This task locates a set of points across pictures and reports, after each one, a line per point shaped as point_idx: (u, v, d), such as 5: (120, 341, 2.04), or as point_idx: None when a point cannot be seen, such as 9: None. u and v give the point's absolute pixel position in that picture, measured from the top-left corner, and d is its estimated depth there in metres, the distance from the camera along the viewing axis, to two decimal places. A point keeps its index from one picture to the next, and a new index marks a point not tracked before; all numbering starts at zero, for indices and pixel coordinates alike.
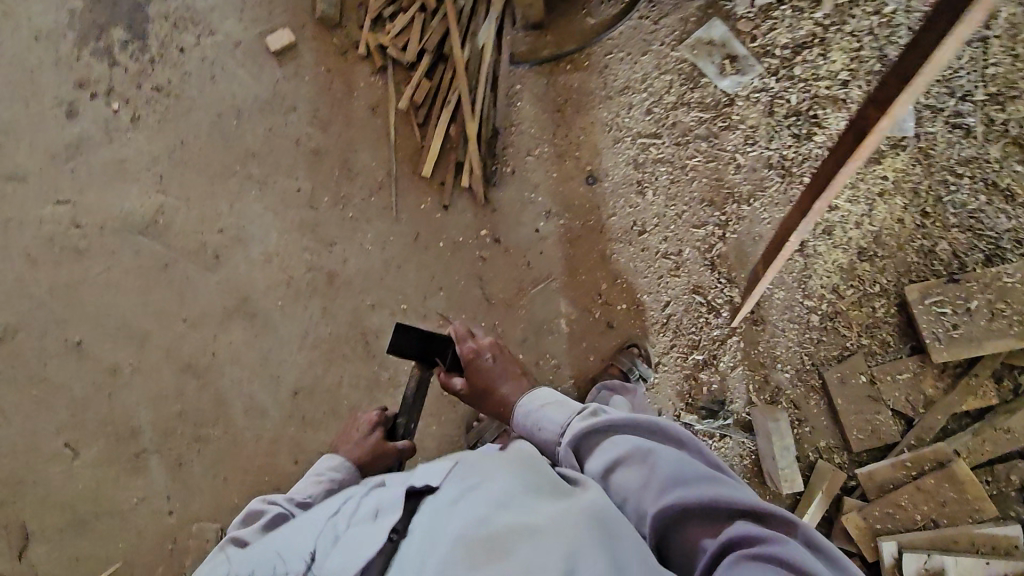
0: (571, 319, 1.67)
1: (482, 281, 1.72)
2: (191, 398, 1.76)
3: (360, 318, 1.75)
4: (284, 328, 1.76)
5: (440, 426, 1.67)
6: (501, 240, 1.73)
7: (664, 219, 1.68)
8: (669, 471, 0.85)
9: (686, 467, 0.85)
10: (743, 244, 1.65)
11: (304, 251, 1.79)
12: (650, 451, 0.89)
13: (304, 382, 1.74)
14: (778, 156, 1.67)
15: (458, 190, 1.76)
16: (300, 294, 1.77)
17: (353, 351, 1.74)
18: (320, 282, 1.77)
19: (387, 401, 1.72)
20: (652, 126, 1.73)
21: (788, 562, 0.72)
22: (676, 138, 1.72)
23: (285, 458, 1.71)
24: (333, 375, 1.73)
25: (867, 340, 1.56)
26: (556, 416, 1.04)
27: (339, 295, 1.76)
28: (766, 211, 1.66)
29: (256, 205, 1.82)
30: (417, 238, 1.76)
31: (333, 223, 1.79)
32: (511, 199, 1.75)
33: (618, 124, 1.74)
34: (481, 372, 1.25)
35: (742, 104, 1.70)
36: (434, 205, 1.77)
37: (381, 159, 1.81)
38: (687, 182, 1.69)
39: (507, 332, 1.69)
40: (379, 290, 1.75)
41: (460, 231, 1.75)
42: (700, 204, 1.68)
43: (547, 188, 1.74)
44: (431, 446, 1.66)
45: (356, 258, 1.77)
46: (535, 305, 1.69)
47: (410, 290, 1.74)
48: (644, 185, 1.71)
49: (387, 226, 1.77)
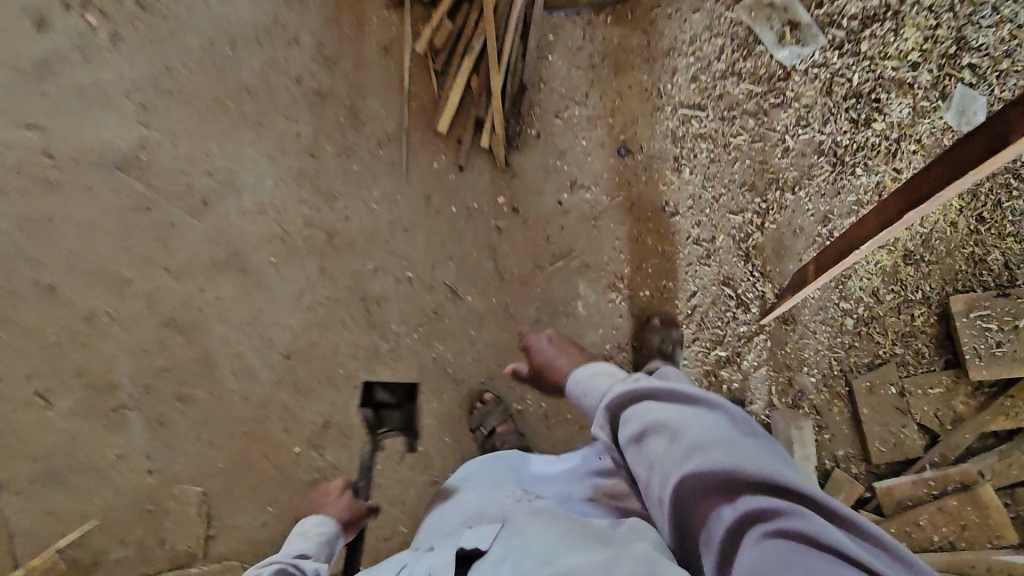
0: (589, 302, 1.56)
1: (496, 253, 1.58)
2: (173, 354, 1.63)
3: (361, 283, 1.61)
4: (278, 288, 1.62)
5: (441, 404, 1.58)
6: (519, 210, 1.59)
7: (699, 202, 1.54)
8: (698, 431, 0.75)
9: (723, 430, 0.75)
10: (782, 236, 1.52)
11: (302, 204, 1.62)
12: (687, 413, 0.79)
13: (297, 347, 1.61)
14: (831, 142, 1.52)
15: (477, 151, 1.60)
16: (297, 251, 1.62)
17: (352, 318, 1.61)
18: (319, 240, 1.62)
19: (385, 373, 1.60)
20: (697, 97, 1.57)
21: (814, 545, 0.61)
22: (722, 112, 1.56)
23: (274, 424, 1.61)
24: (329, 341, 1.61)
25: (900, 349, 1.48)
26: (601, 384, 0.97)
27: (339, 255, 1.61)
28: (811, 201, 1.52)
29: (251, 148, 1.64)
30: (427, 199, 1.60)
31: (336, 175, 1.62)
32: (534, 165, 1.59)
33: (660, 91, 1.58)
34: (539, 352, 1.31)
35: (798, 79, 1.54)
36: (448, 165, 1.61)
37: (392, 108, 1.62)
38: (729, 162, 1.54)
39: (519, 311, 1.58)
40: (382, 254, 1.61)
41: (475, 196, 1.60)
42: (741, 188, 1.54)
43: (574, 156, 1.58)
44: (431, 423, 1.58)
45: (359, 217, 1.61)
46: (552, 283, 1.57)
47: (417, 257, 1.60)
48: (682, 162, 1.56)
49: (395, 184, 1.61)
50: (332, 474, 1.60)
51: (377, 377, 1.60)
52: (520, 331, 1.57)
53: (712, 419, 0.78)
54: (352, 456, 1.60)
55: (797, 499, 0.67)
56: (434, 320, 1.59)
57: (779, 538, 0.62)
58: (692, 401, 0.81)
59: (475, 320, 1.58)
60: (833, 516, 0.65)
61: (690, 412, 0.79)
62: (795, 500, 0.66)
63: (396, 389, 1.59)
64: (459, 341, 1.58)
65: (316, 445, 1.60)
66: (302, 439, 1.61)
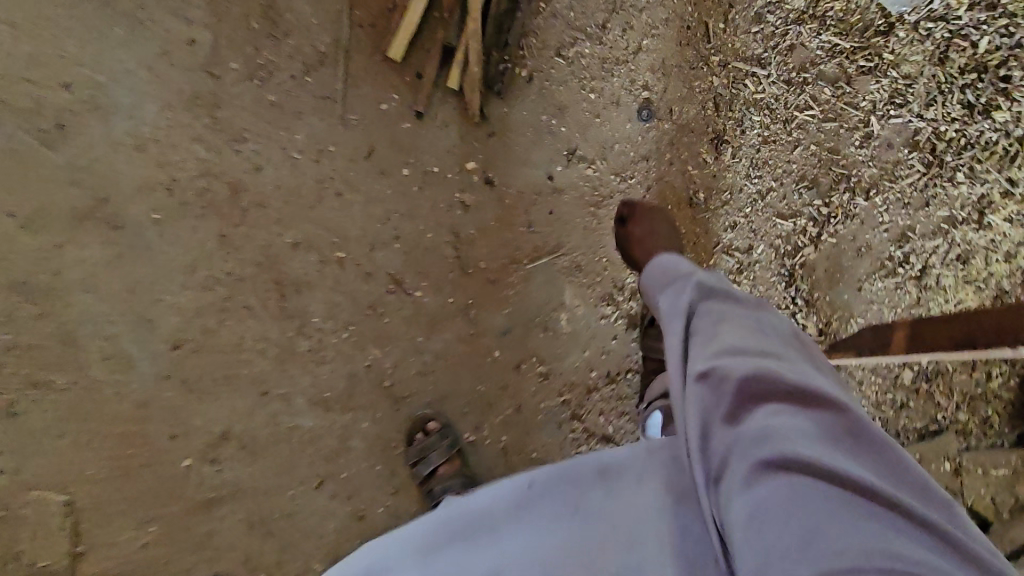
0: (575, 315, 1.18)
1: (458, 237, 1.18)
2: (19, 329, 1.22)
3: (275, 259, 1.20)
4: (163, 254, 1.21)
5: (373, 424, 1.23)
6: (495, 181, 1.16)
7: (740, 197, 1.14)
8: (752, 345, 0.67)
9: (774, 344, 0.67)
10: (841, 254, 1.14)
11: (196, 143, 1.18)
12: (754, 327, 0.70)
13: (188, 334, 1.23)
14: (930, 132, 1.10)
15: (442, 91, 1.15)
16: (189, 207, 1.19)
17: (261, 304, 1.22)
18: (220, 196, 1.19)
19: (302, 379, 1.23)
20: (757, 46, 1.12)
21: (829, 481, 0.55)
22: (790, 72, 1.12)
23: (158, 429, 1.25)
24: (230, 331, 1.22)
25: (965, 415, 1.16)
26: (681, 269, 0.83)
27: (247, 219, 1.19)
28: (888, 212, 1.13)
29: (123, 54, 1.16)
30: (369, 153, 1.17)
31: (245, 106, 1.17)
32: (520, 120, 1.15)
33: (707, 34, 1.13)
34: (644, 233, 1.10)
35: (903, 35, 1.08)
36: (402, 109, 1.16)
37: (328, 16, 1.15)
38: (788, 145, 1.13)
39: (482, 316, 1.19)
40: (306, 223, 1.19)
41: (436, 156, 1.16)
42: (798, 184, 1.13)
43: (577, 113, 1.15)
44: (359, 446, 1.24)
45: (277, 169, 1.18)
46: (530, 285, 1.18)
47: (352, 231, 1.19)
48: (723, 138, 1.14)
49: (327, 127, 1.17)
50: (230, 496, 1.27)
51: (293, 383, 1.23)
52: (481, 343, 1.20)
53: (778, 343, 0.68)
54: (256, 476, 1.26)
55: (845, 447, 0.58)
56: (370, 317, 1.21)
57: (785, 470, 0.56)
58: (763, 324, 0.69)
59: (423, 323, 1.20)
60: (875, 471, 0.57)
61: (756, 328, 0.70)
62: (834, 444, 0.58)
63: (317, 399, 1.23)
64: (400, 348, 1.21)
65: (211, 458, 1.26)
66: (193, 449, 1.26)
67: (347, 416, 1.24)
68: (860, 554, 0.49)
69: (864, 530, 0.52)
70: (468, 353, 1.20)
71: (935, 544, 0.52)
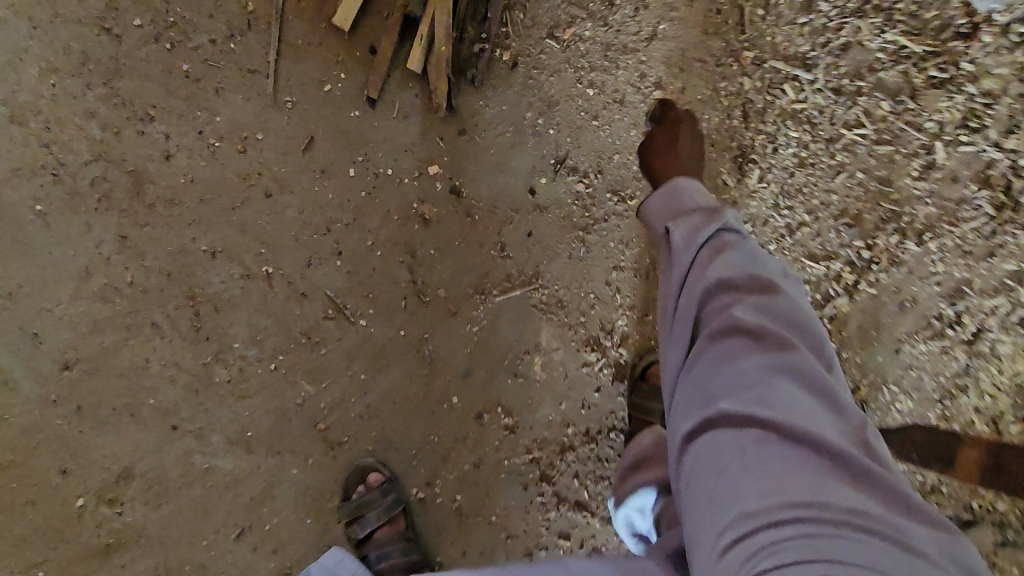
0: (552, 360, 0.98)
1: (415, 257, 0.96)
2: None
3: (189, 269, 0.98)
4: (50, 254, 0.98)
5: (305, 471, 1.04)
6: (462, 190, 0.94)
7: (763, 231, 0.92)
8: (725, 286, 0.63)
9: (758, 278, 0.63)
10: (879, 309, 0.94)
11: (91, 118, 0.93)
12: (742, 258, 0.64)
13: (83, 352, 1.01)
14: (1009, 166, 0.88)
15: (402, 74, 0.92)
16: (82, 199, 0.96)
17: (171, 322, 0.99)
18: (120, 187, 0.95)
19: (221, 413, 1.03)
20: (800, 43, 0.89)
21: (772, 426, 0.53)
22: (839, 78, 0.89)
23: (45, 462, 1.04)
24: (134, 352, 1.01)
25: None
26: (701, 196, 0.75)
27: (154, 217, 0.96)
28: (943, 261, 0.92)
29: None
30: (308, 146, 0.93)
31: (153, 74, 0.92)
32: (499, 117, 0.92)
33: (739, 23, 0.90)
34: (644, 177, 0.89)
35: (988, 41, 0.86)
36: (350, 93, 0.92)
37: None
38: (828, 171, 0.91)
39: (440, 353, 0.98)
40: (228, 227, 0.96)
41: (391, 154, 0.93)
42: (836, 220, 0.91)
43: (569, 112, 0.91)
44: (286, 496, 1.04)
45: (191, 158, 0.94)
46: (499, 321, 0.97)
47: (284, 241, 0.96)
48: (748, 155, 0.91)
49: (255, 109, 0.93)
50: (129, 547, 1.06)
51: (210, 417, 1.03)
52: (436, 385, 0.99)
53: (759, 282, 0.63)
54: (163, 523, 1.06)
55: (795, 392, 0.56)
56: (303, 346, 0.99)
57: (741, 413, 0.55)
58: (746, 254, 0.65)
59: (368, 358, 0.99)
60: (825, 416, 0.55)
61: (742, 265, 0.64)
62: (780, 386, 0.56)
63: (238, 439, 1.03)
64: (339, 385, 1.00)
65: (110, 499, 1.05)
66: (88, 488, 1.05)
67: (273, 460, 1.03)
68: (770, 499, 0.49)
69: (793, 471, 0.50)
70: (420, 397, 1.00)
71: (873, 496, 0.50)
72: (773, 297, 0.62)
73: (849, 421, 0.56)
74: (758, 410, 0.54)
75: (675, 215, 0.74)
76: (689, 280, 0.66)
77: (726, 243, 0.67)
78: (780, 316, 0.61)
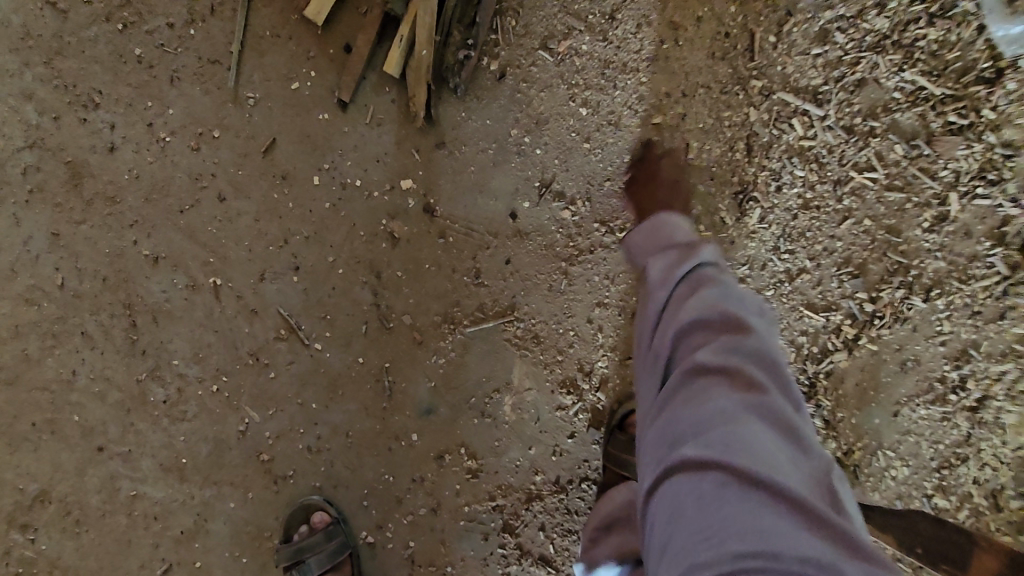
0: (523, 401, 0.89)
1: (379, 279, 0.87)
2: None
3: (129, 276, 0.88)
4: None
5: (244, 506, 0.94)
6: (436, 209, 0.85)
7: (761, 275, 0.85)
8: (696, 320, 0.55)
9: (738, 311, 0.55)
10: (880, 368, 0.87)
11: (26, 102, 0.83)
12: (719, 289, 0.56)
13: (1, 360, 0.90)
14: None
15: (378, 77, 0.83)
16: (11, 190, 0.85)
17: (104, 333, 0.89)
18: (55, 179, 0.85)
19: (154, 436, 0.92)
20: (813, 76, 0.82)
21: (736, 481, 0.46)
22: (850, 117, 0.82)
23: None
24: (59, 363, 0.90)
25: None
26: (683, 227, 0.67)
27: (91, 216, 0.86)
28: (951, 321, 0.85)
29: None
30: (268, 149, 0.84)
31: (98, 56, 0.83)
32: (482, 132, 0.84)
33: (750, 47, 0.83)
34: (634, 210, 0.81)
35: (1012, 89, 0.80)
36: (318, 93, 0.83)
37: None
38: (834, 215, 0.84)
39: (401, 386, 0.89)
40: (174, 232, 0.86)
41: (360, 164, 0.84)
42: (839, 269, 0.84)
43: (559, 132, 0.84)
44: (221, 532, 0.94)
45: (137, 152, 0.84)
46: (468, 354, 0.88)
47: (235, 251, 0.87)
48: (750, 193, 0.84)
49: (212, 104, 0.83)
50: None
51: (140, 441, 0.92)
52: (395, 419, 0.90)
53: (734, 314, 0.55)
54: (80, 554, 0.95)
55: (766, 440, 0.47)
56: (250, 368, 0.90)
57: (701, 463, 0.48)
58: (726, 287, 0.57)
59: (321, 386, 0.90)
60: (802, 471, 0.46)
61: (717, 296, 0.56)
62: (751, 429, 0.48)
63: (171, 465, 0.93)
64: (287, 413, 0.91)
65: (23, 524, 0.95)
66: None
67: (208, 492, 0.93)
68: (719, 550, 0.43)
69: (747, 531, 0.43)
70: (375, 433, 0.91)
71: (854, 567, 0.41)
72: (748, 333, 0.53)
73: (821, 472, 0.48)
74: (719, 455, 0.47)
75: (651, 250, 0.66)
76: (663, 314, 0.58)
77: (701, 274, 0.59)
78: (754, 355, 0.52)
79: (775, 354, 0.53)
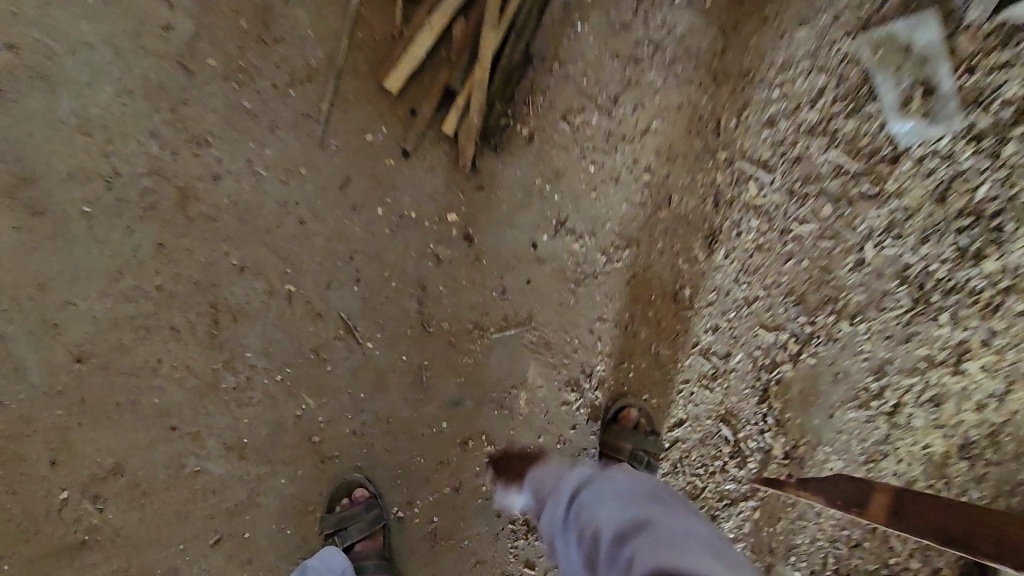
0: (536, 397, 1.09)
1: (424, 292, 1.08)
2: None
3: (218, 281, 1.07)
4: (86, 252, 1.06)
5: (293, 482, 1.09)
6: (473, 238, 1.08)
7: (726, 299, 1.09)
8: (618, 525, 0.68)
9: (643, 505, 0.70)
10: (817, 378, 1.10)
11: (152, 138, 1.05)
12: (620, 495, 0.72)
13: (96, 347, 1.07)
14: (922, 269, 1.08)
15: (434, 134, 1.07)
16: (128, 207, 1.05)
17: (189, 328, 1.07)
18: (166, 200, 1.05)
19: (220, 418, 1.08)
20: (763, 151, 1.09)
21: None
22: (791, 183, 1.09)
23: (36, 451, 1.07)
24: (147, 352, 1.07)
25: (916, 564, 1.12)
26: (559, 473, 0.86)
27: (192, 231, 1.06)
28: (870, 342, 1.09)
29: (86, 25, 1.03)
30: (344, 185, 1.06)
31: (214, 106, 1.05)
32: (512, 181, 1.08)
33: (717, 128, 1.09)
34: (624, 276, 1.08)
35: (907, 169, 1.07)
36: (386, 144, 1.06)
37: (324, 29, 1.05)
38: (780, 256, 1.09)
39: (435, 382, 1.08)
40: (259, 247, 1.07)
41: (415, 200, 1.07)
42: (785, 298, 1.09)
43: (573, 184, 1.08)
44: (269, 505, 1.10)
45: (237, 182, 1.06)
46: (492, 357, 1.08)
47: (309, 265, 1.07)
48: (716, 237, 1.09)
49: (302, 148, 1.06)
50: (106, 543, 1.09)
51: (207, 423, 1.08)
52: (428, 409, 1.09)
53: (640, 511, 0.69)
54: (142, 523, 1.09)
55: None
56: (310, 362, 1.08)
57: None
58: (625, 492, 0.73)
59: (369, 380, 1.08)
60: None
61: (619, 503, 0.71)
62: None
63: (232, 445, 1.09)
64: (338, 402, 1.08)
65: (93, 495, 1.08)
66: (75, 482, 1.08)
67: (262, 469, 1.09)
68: None
69: None
70: (411, 421, 1.09)
71: None
72: (656, 519, 0.67)
73: None
74: None
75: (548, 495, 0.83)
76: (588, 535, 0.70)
77: (599, 486, 0.75)
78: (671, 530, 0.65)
79: (688, 525, 0.67)
